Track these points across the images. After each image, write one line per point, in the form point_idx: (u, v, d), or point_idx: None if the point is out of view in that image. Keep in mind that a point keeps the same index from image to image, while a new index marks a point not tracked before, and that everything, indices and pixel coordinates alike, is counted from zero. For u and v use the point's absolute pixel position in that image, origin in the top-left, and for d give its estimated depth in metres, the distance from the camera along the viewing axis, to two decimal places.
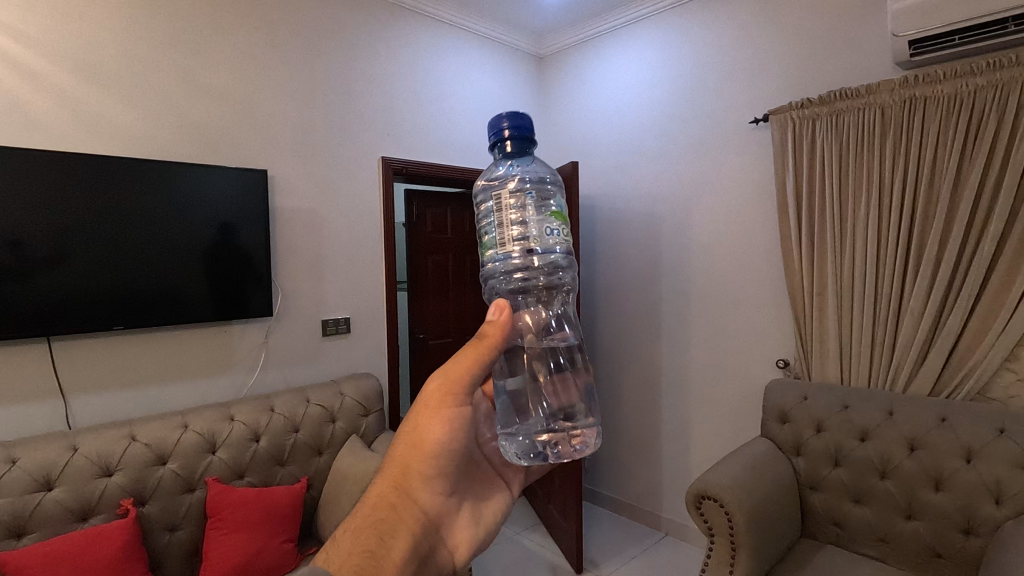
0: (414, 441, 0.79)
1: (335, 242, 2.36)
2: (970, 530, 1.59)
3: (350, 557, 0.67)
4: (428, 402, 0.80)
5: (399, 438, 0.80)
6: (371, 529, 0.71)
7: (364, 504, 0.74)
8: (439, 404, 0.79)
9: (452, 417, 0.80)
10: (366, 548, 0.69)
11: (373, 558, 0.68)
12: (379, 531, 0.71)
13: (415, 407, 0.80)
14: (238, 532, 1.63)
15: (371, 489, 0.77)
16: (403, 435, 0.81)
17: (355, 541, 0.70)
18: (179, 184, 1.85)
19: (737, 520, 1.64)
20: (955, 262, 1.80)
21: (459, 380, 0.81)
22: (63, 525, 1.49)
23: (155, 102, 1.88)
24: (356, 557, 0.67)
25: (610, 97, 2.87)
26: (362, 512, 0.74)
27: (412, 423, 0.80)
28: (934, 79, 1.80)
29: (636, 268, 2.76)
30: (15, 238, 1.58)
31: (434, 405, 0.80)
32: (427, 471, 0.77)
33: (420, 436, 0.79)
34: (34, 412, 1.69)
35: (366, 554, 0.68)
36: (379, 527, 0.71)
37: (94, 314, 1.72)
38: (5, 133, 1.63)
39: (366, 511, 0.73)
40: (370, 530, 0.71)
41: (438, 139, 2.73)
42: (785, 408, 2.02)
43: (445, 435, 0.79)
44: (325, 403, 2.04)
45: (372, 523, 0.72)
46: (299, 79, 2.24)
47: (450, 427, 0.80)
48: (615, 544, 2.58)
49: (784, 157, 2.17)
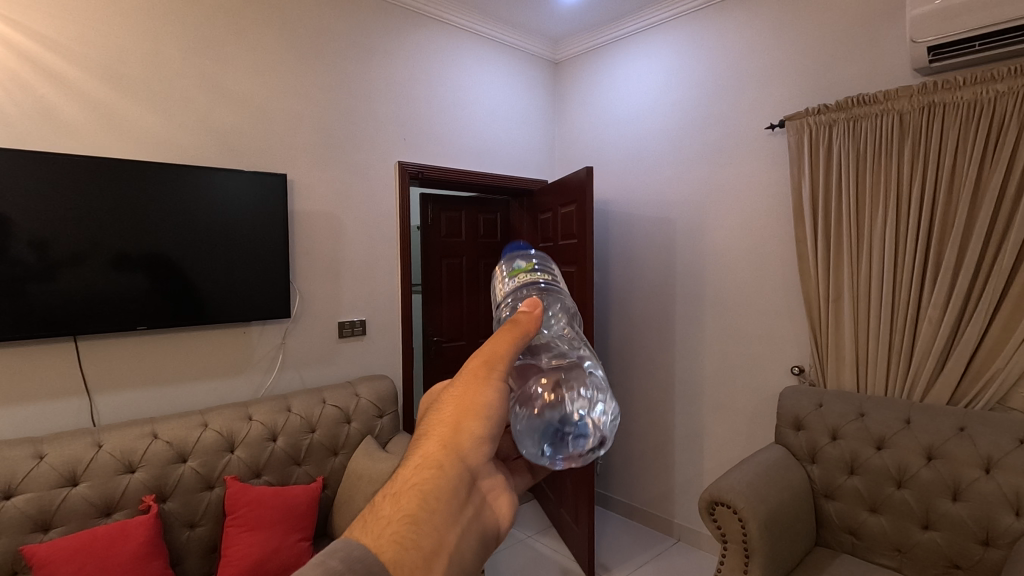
0: (456, 398, 0.60)
1: (352, 245, 2.40)
2: (989, 541, 1.57)
3: (391, 524, 0.50)
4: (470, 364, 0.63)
5: (442, 393, 0.62)
6: (414, 491, 0.53)
7: (406, 467, 0.56)
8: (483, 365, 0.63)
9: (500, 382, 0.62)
10: (409, 512, 0.51)
11: (418, 527, 0.50)
12: (425, 493, 0.52)
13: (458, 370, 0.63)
14: (255, 529, 1.65)
15: (412, 451, 0.58)
16: (439, 398, 0.62)
17: (395, 507, 0.51)
18: (201, 187, 1.90)
19: (751, 527, 1.63)
20: (974, 270, 1.79)
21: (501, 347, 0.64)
22: (87, 519, 1.52)
23: (178, 107, 1.93)
24: (399, 526, 0.49)
25: (625, 102, 2.88)
26: (400, 476, 0.55)
27: (454, 388, 0.62)
28: (954, 85, 1.79)
29: (649, 274, 2.77)
30: (43, 238, 1.63)
31: (477, 371, 0.62)
32: (479, 431, 0.58)
33: (464, 398, 0.60)
34: (60, 409, 1.74)
35: (410, 519, 0.50)
36: (425, 488, 0.53)
37: (120, 315, 1.77)
38: (35, 137, 1.68)
39: (406, 471, 0.55)
40: (414, 491, 0.52)
41: (454, 143, 2.76)
42: (799, 415, 2.02)
43: (497, 395, 0.61)
44: (340, 404, 2.07)
45: (415, 483, 0.53)
46: (318, 84, 2.28)
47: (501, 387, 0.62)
48: (627, 550, 2.57)
49: (801, 163, 2.16)
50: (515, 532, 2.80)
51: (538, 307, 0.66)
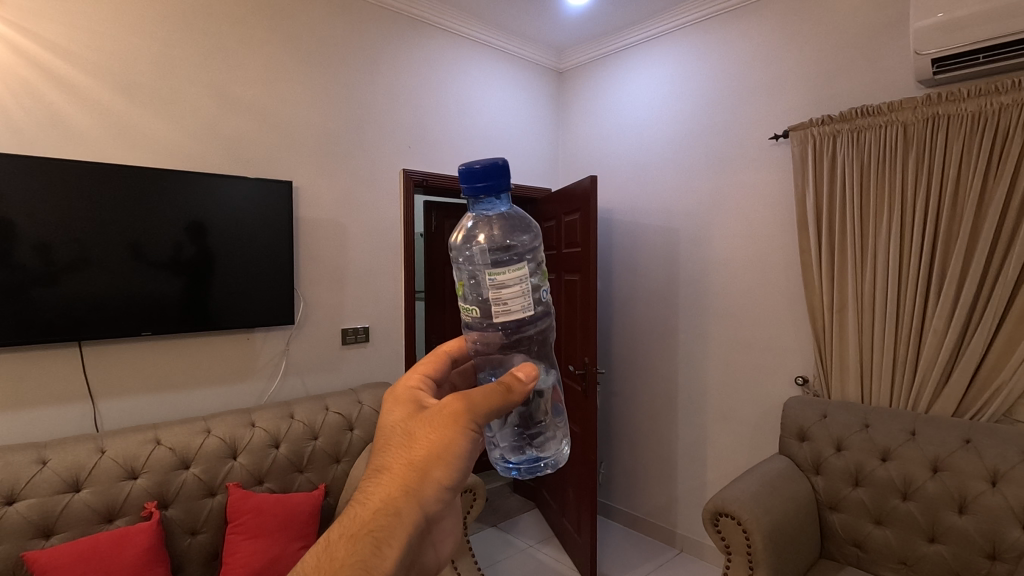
0: (421, 448, 0.65)
1: (356, 252, 2.40)
2: (995, 555, 1.56)
3: (343, 567, 0.56)
4: (445, 414, 0.67)
5: (410, 437, 0.67)
6: (368, 536, 0.59)
7: (364, 504, 0.62)
8: (450, 426, 0.66)
9: (469, 436, 0.66)
10: (361, 558, 0.57)
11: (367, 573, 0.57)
12: (378, 542, 0.59)
13: (422, 420, 0.68)
14: (256, 537, 1.65)
15: (372, 489, 0.63)
16: (402, 443, 0.66)
17: (349, 549, 0.58)
18: (206, 193, 1.90)
19: (755, 539, 1.62)
20: (979, 281, 1.78)
21: (477, 409, 0.67)
22: (89, 526, 1.52)
23: (186, 114, 1.95)
24: (350, 569, 0.56)
25: (628, 112, 2.90)
26: (358, 513, 0.61)
27: (423, 434, 0.66)
28: (958, 97, 1.79)
29: (653, 283, 2.77)
30: (49, 244, 1.63)
31: (450, 427, 0.66)
32: (439, 483, 0.64)
33: (428, 447, 0.65)
34: (64, 413, 1.74)
35: (362, 565, 0.57)
36: (378, 536, 0.59)
37: (125, 320, 1.77)
38: (43, 143, 1.69)
39: (363, 514, 0.61)
40: (368, 537, 0.59)
41: (458, 152, 2.77)
42: (803, 426, 2.01)
43: (461, 453, 0.66)
44: (343, 411, 2.06)
45: (371, 529, 0.60)
46: (324, 92, 2.29)
47: (467, 445, 0.66)
48: (629, 561, 2.55)
49: (805, 172, 2.16)
50: (517, 541, 2.79)
51: (533, 378, 0.71)
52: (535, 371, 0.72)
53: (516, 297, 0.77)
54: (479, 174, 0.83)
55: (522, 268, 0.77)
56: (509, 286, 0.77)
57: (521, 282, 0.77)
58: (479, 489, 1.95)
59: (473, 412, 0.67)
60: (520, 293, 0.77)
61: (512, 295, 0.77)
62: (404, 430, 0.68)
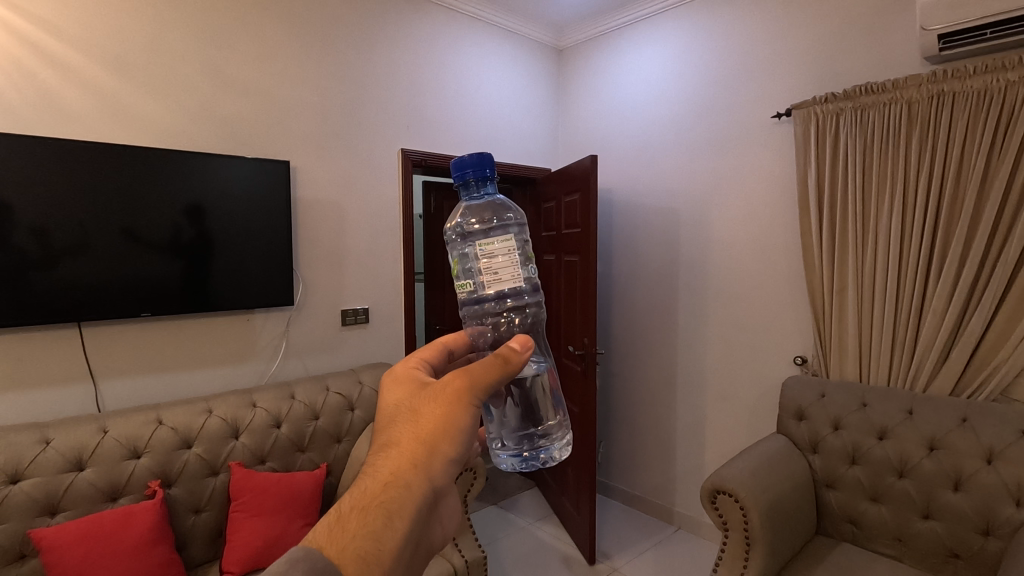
0: (427, 423, 0.65)
1: (355, 233, 2.39)
2: (989, 531, 1.58)
3: (354, 538, 0.55)
4: (448, 390, 0.67)
5: (414, 412, 0.67)
6: (379, 507, 0.58)
7: (373, 477, 0.61)
8: (454, 401, 0.67)
9: (472, 412, 0.67)
10: (373, 528, 0.56)
11: (379, 543, 0.55)
12: (389, 513, 0.57)
13: (426, 396, 0.68)
14: (260, 515, 1.67)
15: (380, 463, 0.62)
16: (408, 419, 0.66)
17: (360, 520, 0.56)
18: (202, 173, 1.88)
19: (752, 516, 1.64)
20: (980, 261, 1.78)
21: (479, 383, 0.68)
22: (94, 504, 1.54)
23: (181, 93, 1.92)
24: (362, 540, 0.55)
25: (629, 90, 2.86)
26: (367, 485, 0.60)
27: (428, 409, 0.66)
28: (964, 74, 1.76)
29: (652, 264, 2.76)
30: (46, 226, 1.62)
31: (455, 401, 0.67)
32: (446, 457, 0.64)
33: (434, 421, 0.65)
34: (66, 394, 1.75)
35: (374, 536, 0.55)
36: (390, 507, 0.58)
37: (124, 301, 1.77)
38: (36, 122, 1.67)
39: (373, 486, 0.59)
40: (380, 508, 0.57)
41: (457, 132, 2.74)
42: (801, 405, 2.03)
43: (465, 428, 0.66)
44: (344, 391, 2.07)
45: (382, 500, 0.58)
46: (320, 71, 2.26)
47: (470, 420, 0.67)
48: (628, 538, 2.59)
49: (807, 152, 2.14)
50: (517, 519, 2.83)
51: (528, 348, 0.69)
52: (530, 342, 0.70)
53: (506, 266, 0.80)
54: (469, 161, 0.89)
55: (510, 239, 0.81)
56: (498, 255, 0.80)
57: (509, 252, 0.80)
58: (479, 468, 1.96)
59: (475, 386, 0.68)
60: (509, 263, 0.80)
61: (502, 264, 0.80)
62: (408, 408, 0.68)
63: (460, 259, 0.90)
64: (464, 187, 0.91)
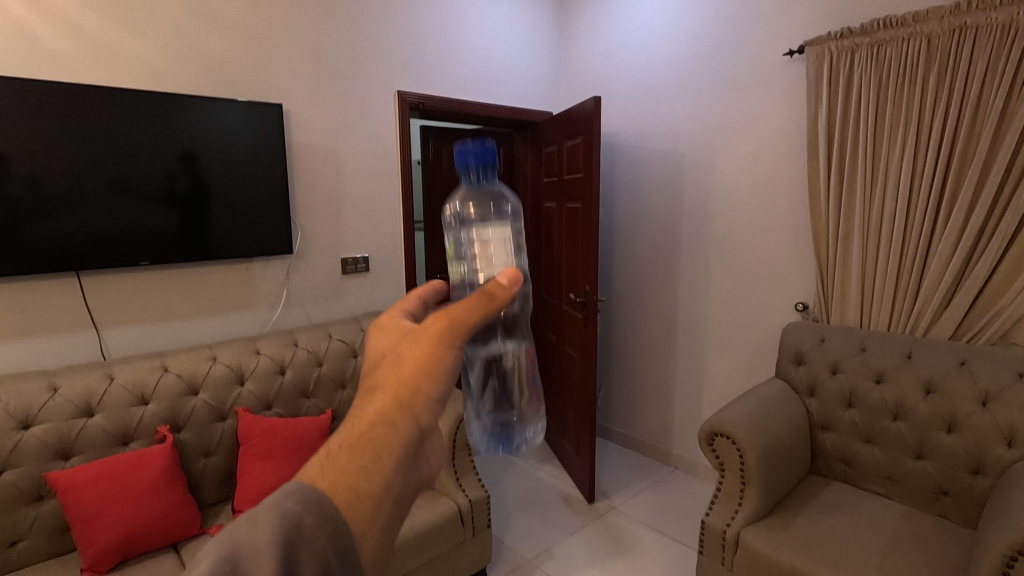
0: (413, 361, 0.54)
1: (353, 179, 2.34)
2: (979, 470, 1.62)
3: (343, 475, 0.45)
4: (432, 329, 0.56)
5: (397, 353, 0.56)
6: (366, 446, 0.47)
7: (355, 419, 0.50)
8: (438, 339, 0.55)
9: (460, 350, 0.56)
10: (362, 466, 0.46)
11: (370, 480, 0.46)
12: (378, 450, 0.47)
13: (407, 337, 0.57)
14: (268, 458, 1.71)
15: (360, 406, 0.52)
16: (390, 360, 0.55)
17: (347, 459, 0.46)
18: (192, 116, 1.82)
19: (748, 457, 1.68)
20: (990, 205, 1.74)
21: (465, 319, 0.55)
22: (106, 448, 1.57)
23: (165, 31, 1.83)
24: (351, 478, 0.45)
25: (635, 27, 2.73)
26: (349, 426, 0.49)
27: (411, 347, 0.55)
28: (988, 5, 1.67)
29: (655, 211, 2.72)
30: (35, 173, 1.58)
31: (440, 339, 0.55)
32: (436, 397, 0.53)
33: (420, 358, 0.55)
34: (70, 342, 1.76)
35: (363, 474, 0.45)
36: (379, 444, 0.47)
37: (121, 249, 1.75)
38: (16, 63, 1.60)
39: (357, 426, 0.49)
40: (366, 446, 0.47)
41: (455, 73, 2.64)
42: (801, 350, 2.04)
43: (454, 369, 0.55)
44: (347, 338, 2.09)
45: (367, 439, 0.48)
46: (309, 7, 2.14)
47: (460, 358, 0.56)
48: (626, 478, 2.67)
49: (819, 92, 2.07)
50: (519, 461, 2.91)
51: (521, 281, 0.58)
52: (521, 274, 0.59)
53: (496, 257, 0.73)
54: (473, 152, 0.89)
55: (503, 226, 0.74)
56: (493, 242, 0.73)
57: (503, 240, 0.73)
58: None
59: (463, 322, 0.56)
60: (502, 249, 0.73)
61: (496, 253, 0.73)
62: (391, 352, 0.58)
63: (455, 243, 0.92)
64: (465, 174, 0.92)
